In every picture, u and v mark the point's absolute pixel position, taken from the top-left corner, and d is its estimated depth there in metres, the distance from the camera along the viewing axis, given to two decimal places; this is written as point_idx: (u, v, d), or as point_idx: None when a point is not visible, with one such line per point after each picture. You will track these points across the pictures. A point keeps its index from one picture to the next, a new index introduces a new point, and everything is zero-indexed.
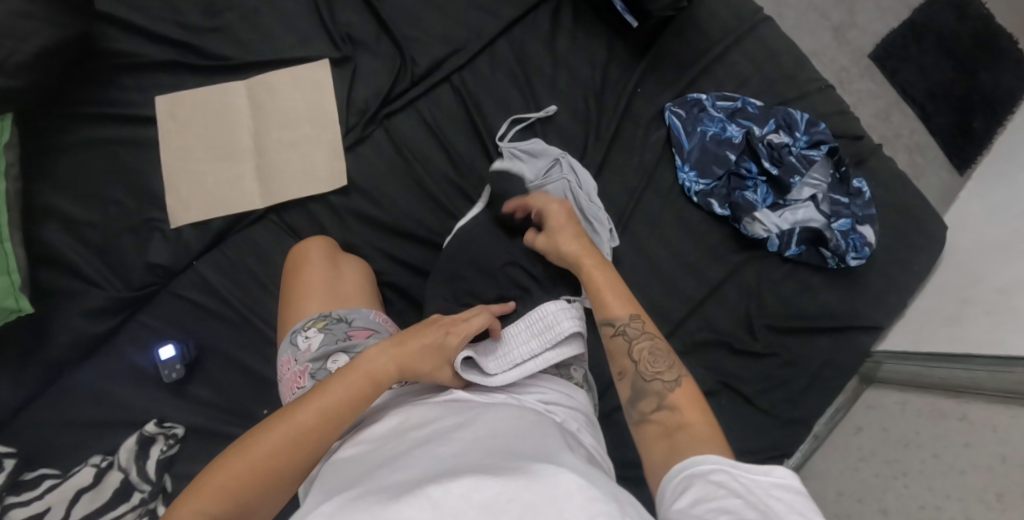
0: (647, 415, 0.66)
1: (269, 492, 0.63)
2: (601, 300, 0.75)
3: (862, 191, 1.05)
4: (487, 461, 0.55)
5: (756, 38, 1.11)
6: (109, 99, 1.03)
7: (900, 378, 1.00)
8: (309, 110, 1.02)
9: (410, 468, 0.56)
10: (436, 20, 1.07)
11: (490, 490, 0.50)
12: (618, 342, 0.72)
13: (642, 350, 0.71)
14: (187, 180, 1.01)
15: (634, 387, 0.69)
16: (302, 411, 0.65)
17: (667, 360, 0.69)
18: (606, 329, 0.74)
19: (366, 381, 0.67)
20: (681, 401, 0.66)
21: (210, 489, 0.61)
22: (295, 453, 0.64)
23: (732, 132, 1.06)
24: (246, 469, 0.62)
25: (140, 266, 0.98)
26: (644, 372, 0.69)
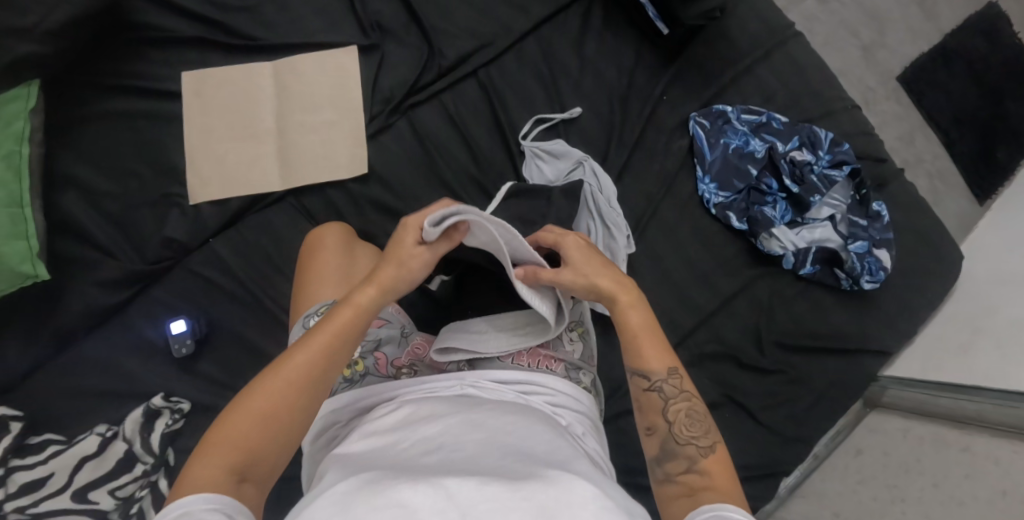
0: (672, 476, 0.66)
1: (282, 438, 0.62)
2: (638, 351, 0.72)
3: (881, 214, 1.05)
4: (502, 462, 0.56)
5: (786, 53, 1.10)
6: (136, 71, 1.03)
7: (904, 404, 1.01)
8: (334, 95, 1.02)
9: (424, 460, 0.56)
10: (465, 14, 1.07)
11: (505, 488, 0.50)
12: (651, 398, 0.71)
13: (678, 411, 0.70)
14: (209, 157, 1.01)
15: (664, 446, 0.68)
16: (298, 351, 0.65)
17: (701, 426, 0.69)
18: (639, 381, 0.72)
19: (353, 311, 0.68)
20: (712, 468, 0.65)
21: (222, 442, 0.60)
22: (300, 392, 0.63)
23: (755, 146, 1.06)
24: (256, 415, 0.61)
25: (156, 240, 0.98)
26: (678, 434, 0.68)
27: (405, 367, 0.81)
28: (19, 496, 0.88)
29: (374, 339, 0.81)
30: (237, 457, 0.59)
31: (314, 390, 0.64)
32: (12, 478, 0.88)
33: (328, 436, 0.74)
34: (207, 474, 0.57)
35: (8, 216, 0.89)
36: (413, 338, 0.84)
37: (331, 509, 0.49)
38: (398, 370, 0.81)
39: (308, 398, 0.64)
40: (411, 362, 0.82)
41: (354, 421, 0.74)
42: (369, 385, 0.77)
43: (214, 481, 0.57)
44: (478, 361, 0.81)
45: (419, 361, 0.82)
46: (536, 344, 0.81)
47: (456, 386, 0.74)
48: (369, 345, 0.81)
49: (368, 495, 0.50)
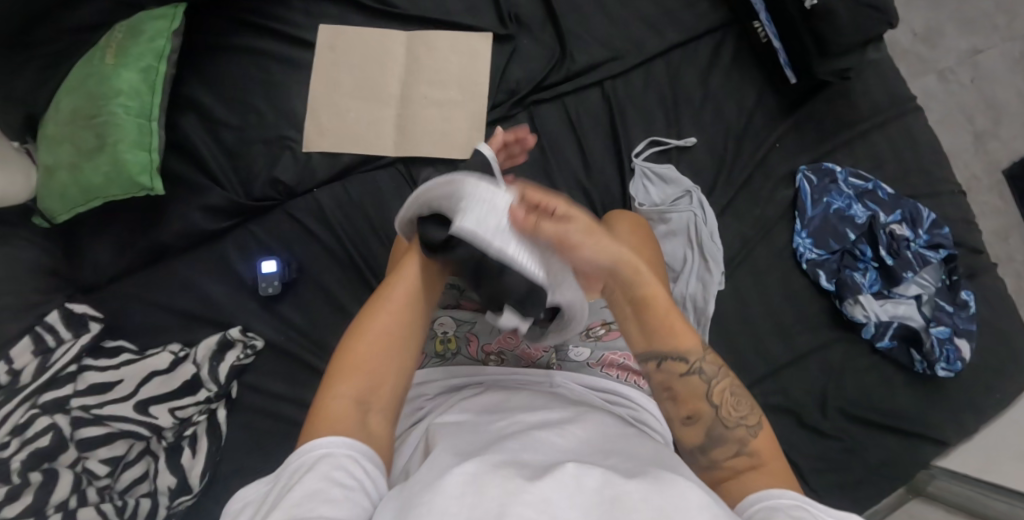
0: (720, 461, 0.62)
1: (396, 369, 0.63)
2: (669, 330, 0.64)
3: (968, 304, 1.04)
4: (612, 460, 0.56)
5: (904, 124, 1.10)
6: (276, 14, 1.06)
7: (951, 500, 1.00)
8: (461, 76, 1.04)
9: (536, 451, 0.56)
10: (602, 24, 1.08)
11: (624, 484, 0.49)
12: (691, 382, 0.64)
13: (721, 393, 0.64)
14: (330, 110, 1.03)
15: (710, 433, 0.63)
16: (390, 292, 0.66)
17: (747, 404, 0.65)
18: (676, 365, 0.64)
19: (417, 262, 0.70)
20: (763, 446, 0.62)
21: (343, 377, 0.60)
22: (400, 327, 0.64)
23: (857, 211, 1.05)
24: (367, 352, 0.62)
25: (263, 178, 1.00)
26: (725, 417, 0.63)
27: (495, 353, 0.81)
28: (86, 395, 0.90)
29: (468, 321, 0.81)
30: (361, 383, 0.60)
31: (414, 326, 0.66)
32: (82, 377, 0.91)
33: (412, 407, 0.74)
34: (334, 409, 0.58)
35: (135, 126, 0.92)
36: None
37: (464, 486, 0.47)
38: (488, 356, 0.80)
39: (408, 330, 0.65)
40: (500, 350, 0.81)
41: (440, 397, 0.74)
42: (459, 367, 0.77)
43: (339, 414, 0.58)
44: (568, 363, 0.82)
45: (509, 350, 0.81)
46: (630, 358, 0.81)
47: (545, 383, 0.75)
48: (462, 326, 0.82)
49: (498, 477, 0.48)
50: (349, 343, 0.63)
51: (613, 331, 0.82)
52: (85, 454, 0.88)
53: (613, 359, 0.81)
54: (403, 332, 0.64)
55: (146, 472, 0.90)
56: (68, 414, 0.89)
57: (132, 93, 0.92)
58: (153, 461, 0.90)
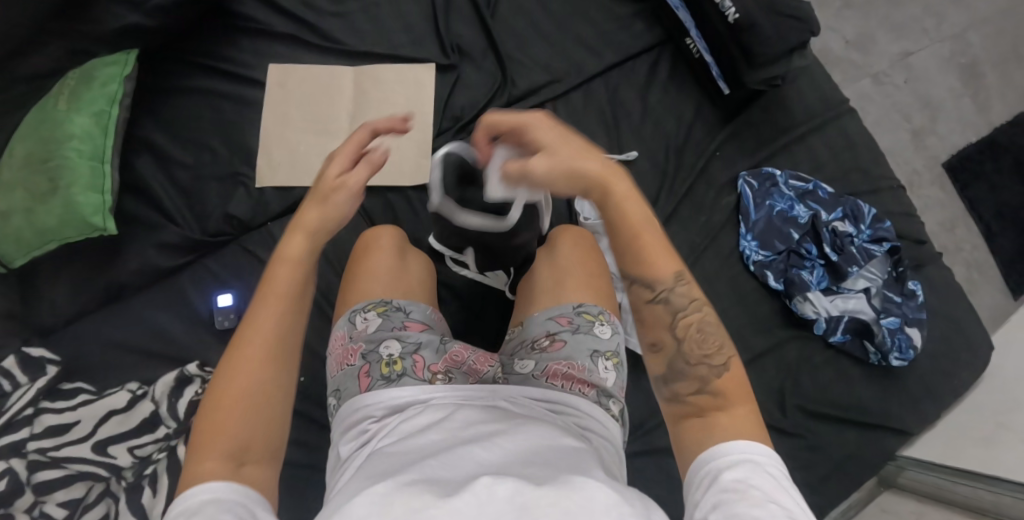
0: (682, 397, 0.61)
1: (268, 418, 0.60)
2: (644, 254, 0.63)
3: (915, 293, 1.07)
4: (532, 471, 0.60)
5: (839, 126, 1.15)
6: (225, 55, 1.09)
7: (920, 489, 1.03)
8: (407, 105, 1.07)
9: (455, 466, 0.60)
10: (541, 48, 1.13)
11: (534, 492, 0.55)
12: (657, 310, 0.64)
13: (689, 325, 0.63)
14: (281, 146, 1.06)
15: (672, 365, 0.63)
16: (252, 329, 0.62)
17: (713, 344, 0.63)
18: (642, 292, 0.64)
19: (287, 269, 0.65)
20: (726, 387, 0.60)
21: (214, 428, 0.58)
22: (269, 374, 0.61)
23: (799, 212, 1.09)
24: (239, 399, 0.59)
25: (218, 214, 1.02)
26: (688, 352, 0.63)
27: (442, 373, 0.82)
28: (43, 437, 0.89)
29: (415, 343, 0.84)
30: (227, 446, 0.57)
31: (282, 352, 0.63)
32: (39, 420, 0.90)
33: (358, 430, 0.77)
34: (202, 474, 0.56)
35: (89, 169, 0.95)
36: (451, 346, 0.86)
37: (370, 508, 0.55)
38: (434, 374, 0.82)
39: (275, 370, 0.61)
40: (446, 369, 0.83)
41: (387, 418, 0.76)
42: (407, 385, 0.79)
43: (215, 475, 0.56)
44: (514, 375, 0.84)
45: (455, 368, 0.84)
46: (572, 367, 0.82)
47: (489, 397, 0.77)
48: (409, 348, 0.84)
49: (406, 496, 0.55)
50: (219, 387, 0.60)
51: (557, 341, 0.85)
52: (42, 497, 0.87)
53: (557, 368, 0.82)
54: (262, 381, 0.61)
55: (108, 513, 0.88)
56: (24, 458, 0.87)
57: (84, 137, 0.95)
58: (114, 501, 0.89)
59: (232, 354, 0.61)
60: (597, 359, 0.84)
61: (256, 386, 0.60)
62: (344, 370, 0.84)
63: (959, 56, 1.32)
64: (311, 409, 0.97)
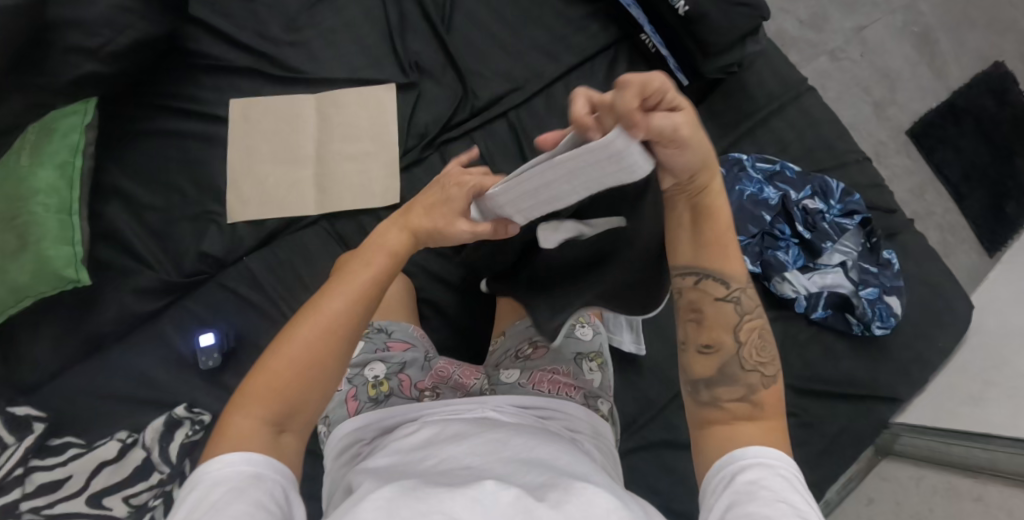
0: (721, 402, 0.61)
1: (319, 388, 0.60)
2: (723, 251, 0.61)
3: (891, 262, 1.09)
4: (531, 477, 0.61)
5: (800, 106, 1.17)
6: (185, 94, 1.09)
7: (917, 454, 1.04)
8: (372, 127, 1.08)
9: (455, 476, 0.61)
10: (499, 57, 1.14)
11: (534, 501, 0.55)
12: (725, 309, 0.62)
13: (751, 330, 0.63)
14: (249, 179, 1.05)
15: (723, 368, 0.61)
16: (336, 298, 0.61)
17: (769, 353, 0.63)
18: (713, 287, 0.61)
19: (386, 260, 0.63)
20: (767, 401, 0.61)
21: (262, 377, 0.58)
22: (329, 355, 0.60)
23: (769, 194, 1.10)
24: (296, 364, 0.58)
25: (193, 254, 1.02)
26: (745, 356, 0.62)
27: (429, 389, 0.83)
28: (35, 496, 0.88)
29: (400, 362, 0.85)
30: (272, 407, 0.57)
31: (349, 334, 0.61)
32: (30, 479, 0.89)
33: (351, 453, 0.76)
34: (240, 426, 0.56)
35: (57, 222, 0.94)
36: (436, 363, 0.87)
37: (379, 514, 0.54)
38: (422, 392, 0.83)
39: (340, 348, 0.60)
40: (434, 385, 0.84)
41: (377, 439, 0.76)
42: (395, 406, 0.80)
43: (250, 435, 0.56)
44: (500, 385, 0.84)
45: (442, 384, 0.84)
46: (558, 371, 0.84)
47: (479, 409, 0.77)
48: (393, 368, 0.85)
49: (413, 499, 0.55)
50: (285, 338, 0.59)
51: (539, 348, 0.86)
52: None
53: (542, 375, 0.83)
54: (326, 357, 0.60)
55: None
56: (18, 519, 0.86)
57: (51, 191, 0.95)
58: None
59: (311, 314, 0.60)
60: (581, 362, 0.86)
61: (316, 364, 0.59)
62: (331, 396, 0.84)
63: (912, 25, 1.34)
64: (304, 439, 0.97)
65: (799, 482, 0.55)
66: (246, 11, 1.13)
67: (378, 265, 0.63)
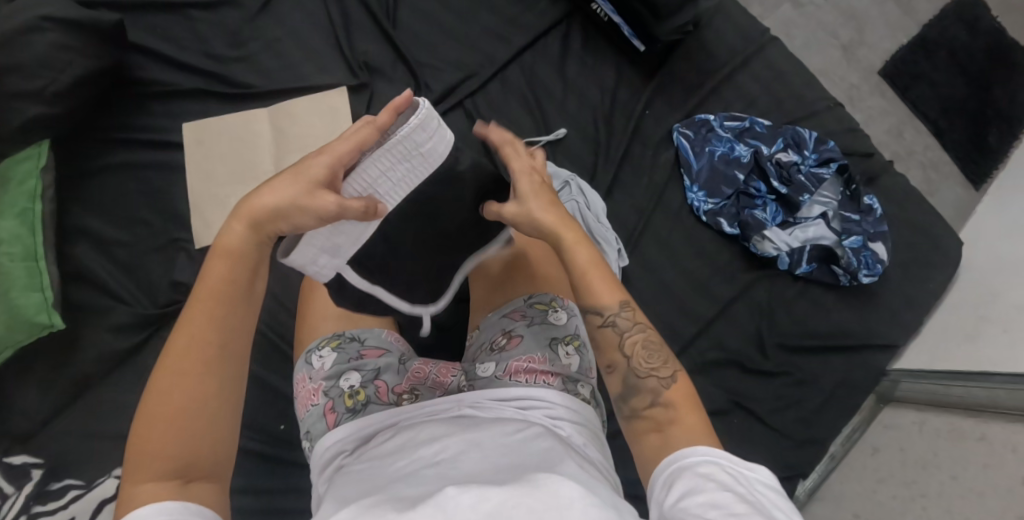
0: (639, 413, 0.66)
1: (209, 416, 0.61)
2: (588, 290, 0.70)
3: (873, 208, 1.06)
4: (498, 475, 0.60)
5: (763, 59, 1.14)
6: (139, 124, 1.08)
7: (918, 398, 1.03)
8: (328, 134, 1.06)
9: (420, 483, 0.60)
10: (449, 47, 1.11)
11: (496, 497, 0.54)
12: (607, 334, 0.70)
13: (634, 344, 0.69)
14: (210, 202, 1.04)
15: (626, 383, 0.68)
16: (190, 325, 0.62)
17: (660, 358, 0.69)
18: (593, 318, 0.70)
19: (227, 262, 0.63)
20: (676, 398, 0.66)
21: (148, 424, 0.59)
22: (205, 379, 0.61)
23: (741, 151, 1.08)
24: (171, 405, 0.60)
25: (165, 284, 1.02)
26: (638, 368, 0.68)
27: (407, 392, 0.83)
28: None
29: (374, 369, 0.84)
30: (164, 459, 0.58)
31: (220, 351, 0.63)
32: None
33: (333, 467, 0.76)
34: (144, 489, 0.57)
35: (24, 270, 0.93)
36: (411, 364, 0.87)
37: None
38: (400, 395, 0.82)
39: (213, 368, 0.62)
40: (412, 387, 0.84)
41: (357, 450, 0.76)
42: (374, 413, 0.79)
43: (159, 494, 0.57)
44: (478, 380, 0.84)
45: (420, 385, 0.84)
46: (533, 360, 0.82)
47: (455, 408, 0.76)
48: (369, 375, 0.83)
49: (372, 516, 0.55)
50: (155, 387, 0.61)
51: (514, 338, 0.85)
52: None
53: (518, 365, 0.81)
54: (201, 386, 0.61)
55: None
56: None
57: (12, 240, 0.94)
58: None
59: (171, 350, 0.62)
60: (556, 347, 0.83)
61: (188, 396, 0.61)
62: (310, 411, 0.83)
63: None
64: (296, 456, 0.97)
65: (740, 464, 0.57)
66: (191, 33, 1.11)
67: (222, 271, 0.63)
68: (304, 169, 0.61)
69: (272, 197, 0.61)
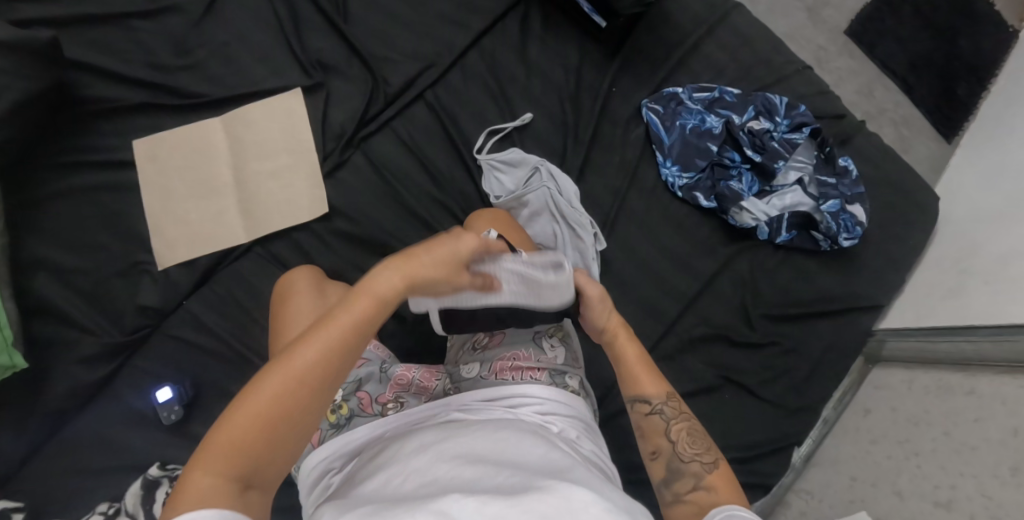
0: (681, 495, 0.70)
1: (291, 440, 0.57)
2: (634, 378, 0.78)
3: (848, 169, 1.05)
4: (501, 477, 0.58)
5: (729, 26, 1.11)
6: (88, 145, 1.03)
7: (905, 356, 1.03)
8: (286, 138, 1.02)
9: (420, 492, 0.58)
10: (406, 37, 1.07)
11: (505, 503, 0.53)
12: (654, 421, 0.76)
13: (680, 431, 0.75)
14: (170, 219, 1.00)
15: (669, 466, 0.73)
16: (312, 351, 0.57)
17: (702, 444, 0.74)
18: (641, 406, 0.77)
19: (378, 305, 0.59)
20: (717, 481, 0.70)
21: (223, 441, 0.55)
22: (308, 408, 0.57)
23: (712, 122, 1.05)
24: (263, 423, 0.55)
25: (131, 309, 0.97)
26: (682, 452, 0.73)
27: (391, 401, 0.81)
28: None
29: (355, 379, 0.82)
30: (227, 463, 0.54)
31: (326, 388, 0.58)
32: None
33: (321, 485, 0.72)
34: (199, 490, 0.53)
35: None
36: (394, 371, 0.84)
37: None
38: (384, 405, 0.81)
39: (309, 414, 0.57)
40: (396, 395, 0.82)
41: (347, 464, 0.72)
42: (360, 427, 0.76)
43: (212, 495, 0.52)
44: (461, 382, 0.81)
45: (404, 391, 0.82)
46: (518, 356, 0.80)
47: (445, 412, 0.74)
48: (350, 387, 0.81)
49: None
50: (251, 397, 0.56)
51: (496, 336, 0.83)
52: None
53: (502, 363, 0.80)
54: (301, 416, 0.57)
55: None
56: None
57: None
58: None
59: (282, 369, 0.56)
60: (540, 341, 0.82)
61: (292, 419, 0.56)
62: None
63: None
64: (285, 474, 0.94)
65: None
66: (134, 44, 1.06)
67: (370, 313, 0.59)
68: (441, 247, 0.61)
69: (432, 261, 0.60)
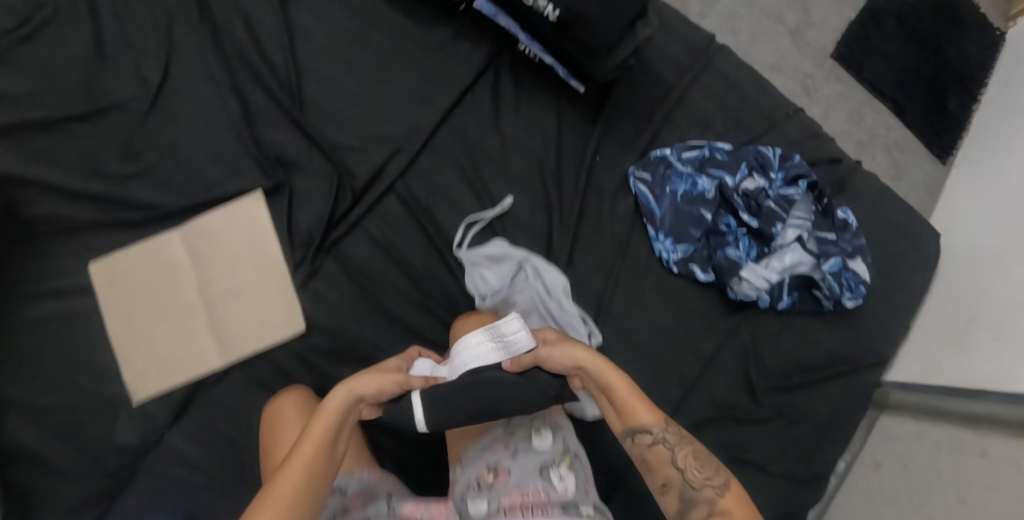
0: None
1: None
2: (628, 408, 0.74)
3: (848, 222, 1.00)
4: None
5: (713, 70, 1.05)
6: (39, 271, 0.95)
7: (914, 405, 1.00)
8: (251, 249, 0.95)
9: None
10: (369, 117, 0.99)
11: None
12: (659, 452, 0.73)
13: (686, 457, 0.72)
14: (138, 349, 0.94)
15: (682, 497, 0.70)
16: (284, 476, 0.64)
17: (710, 467, 0.71)
18: (643, 438, 0.73)
19: (330, 418, 0.69)
20: (733, 504, 0.67)
21: None
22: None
23: (704, 186, 0.99)
24: None
25: (111, 450, 0.91)
26: (692, 478, 0.71)
27: None
28: None
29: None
30: None
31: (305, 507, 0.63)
32: None
33: None
34: None
35: None
36: (401, 507, 0.78)
37: None
38: None
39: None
40: None
41: None
42: None
43: None
44: None
45: None
46: (527, 494, 0.76)
47: None
48: None
49: None
50: None
51: (502, 473, 0.79)
52: None
53: (513, 500, 0.75)
54: None
55: None
56: None
57: None
58: None
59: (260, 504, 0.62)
60: (548, 474, 0.79)
61: None
62: None
63: None
64: None
65: None
66: (76, 151, 0.97)
67: (324, 430, 0.68)
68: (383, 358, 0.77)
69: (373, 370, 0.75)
